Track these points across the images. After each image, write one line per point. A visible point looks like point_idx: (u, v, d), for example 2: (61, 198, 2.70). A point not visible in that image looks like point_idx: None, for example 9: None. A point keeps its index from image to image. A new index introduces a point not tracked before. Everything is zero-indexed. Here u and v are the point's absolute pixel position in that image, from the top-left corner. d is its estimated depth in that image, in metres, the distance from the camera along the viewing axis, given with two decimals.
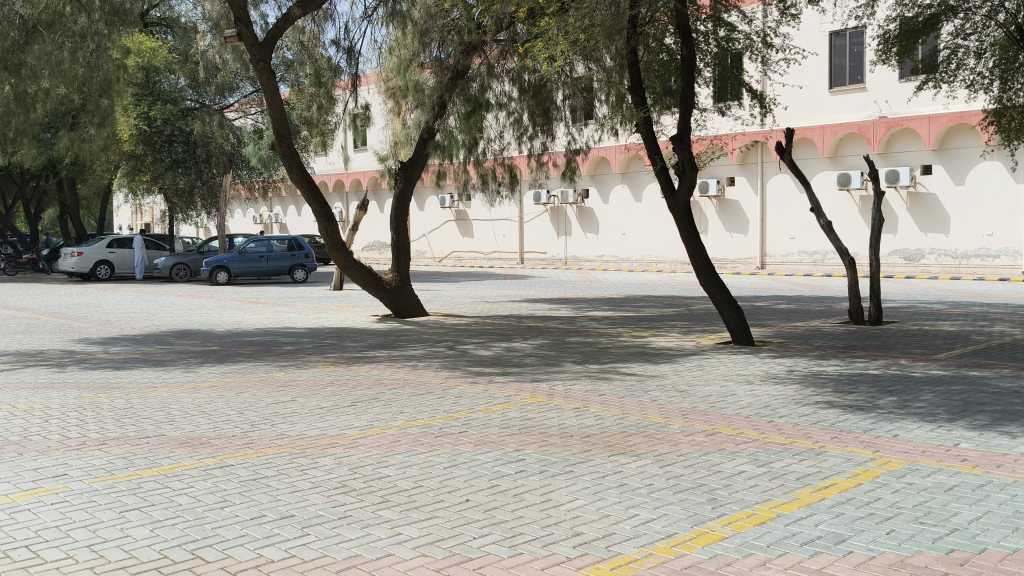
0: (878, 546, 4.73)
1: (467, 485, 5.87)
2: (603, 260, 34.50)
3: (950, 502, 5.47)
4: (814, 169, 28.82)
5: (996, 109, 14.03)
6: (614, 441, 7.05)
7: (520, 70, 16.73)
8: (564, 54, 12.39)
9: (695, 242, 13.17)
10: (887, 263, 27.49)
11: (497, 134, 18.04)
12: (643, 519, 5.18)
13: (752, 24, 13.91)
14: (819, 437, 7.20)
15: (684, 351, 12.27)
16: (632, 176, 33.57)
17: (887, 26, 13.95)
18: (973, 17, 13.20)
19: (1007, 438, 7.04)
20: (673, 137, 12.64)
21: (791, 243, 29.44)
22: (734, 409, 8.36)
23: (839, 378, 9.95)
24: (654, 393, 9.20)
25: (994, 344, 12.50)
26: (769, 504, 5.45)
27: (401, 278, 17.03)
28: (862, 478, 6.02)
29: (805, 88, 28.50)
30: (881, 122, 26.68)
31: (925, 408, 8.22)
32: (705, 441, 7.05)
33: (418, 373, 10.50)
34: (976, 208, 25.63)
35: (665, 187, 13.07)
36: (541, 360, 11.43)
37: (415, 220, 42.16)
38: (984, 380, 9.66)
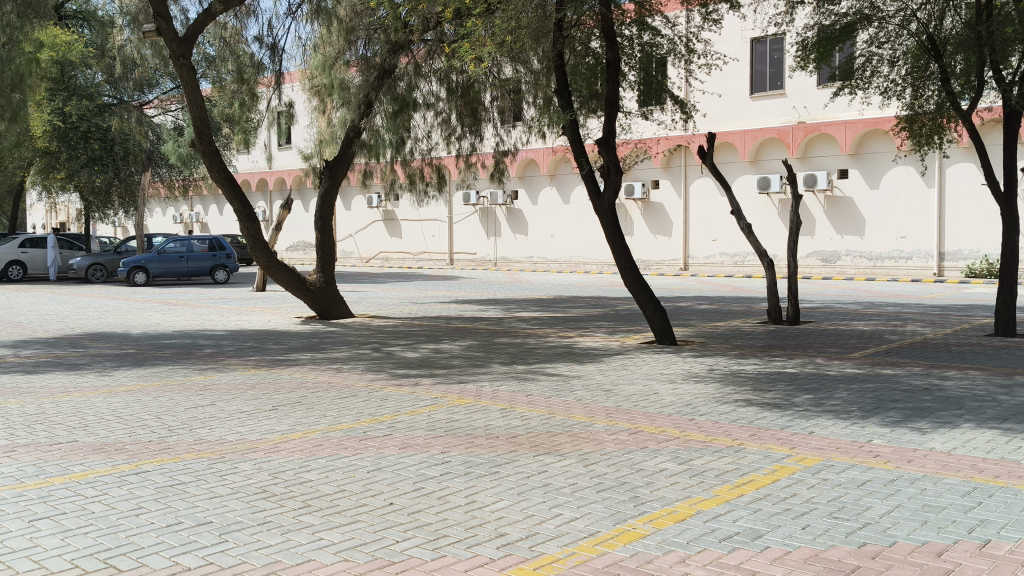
0: (793, 541, 4.84)
1: (391, 488, 5.81)
2: (532, 261, 34.67)
3: (863, 497, 5.62)
4: (735, 173, 29.45)
5: (908, 115, 14.32)
6: (539, 441, 7.07)
7: (447, 70, 16.69)
8: (491, 55, 12.44)
9: (619, 243, 13.28)
10: (806, 264, 28.17)
11: (425, 134, 17.88)
12: (566, 519, 5.19)
13: (675, 29, 14.10)
14: (738, 434, 7.34)
15: (608, 351, 12.39)
16: (560, 177, 33.76)
17: (805, 34, 14.36)
18: (887, 26, 13.73)
19: (917, 434, 7.29)
20: (599, 140, 12.71)
21: (712, 244, 30.03)
22: (658, 407, 8.47)
23: (758, 377, 10.17)
24: (580, 393, 9.26)
25: (905, 343, 12.92)
26: (690, 501, 5.53)
27: (326, 278, 16.79)
28: (778, 474, 6.16)
29: (726, 94, 29.10)
30: (800, 127, 27.40)
31: (839, 406, 8.45)
32: (628, 440, 7.11)
33: (343, 376, 10.38)
34: (890, 212, 26.50)
35: (591, 189, 13.15)
36: (467, 361, 11.39)
37: (340, 220, 41.67)
38: (895, 378, 9.98)
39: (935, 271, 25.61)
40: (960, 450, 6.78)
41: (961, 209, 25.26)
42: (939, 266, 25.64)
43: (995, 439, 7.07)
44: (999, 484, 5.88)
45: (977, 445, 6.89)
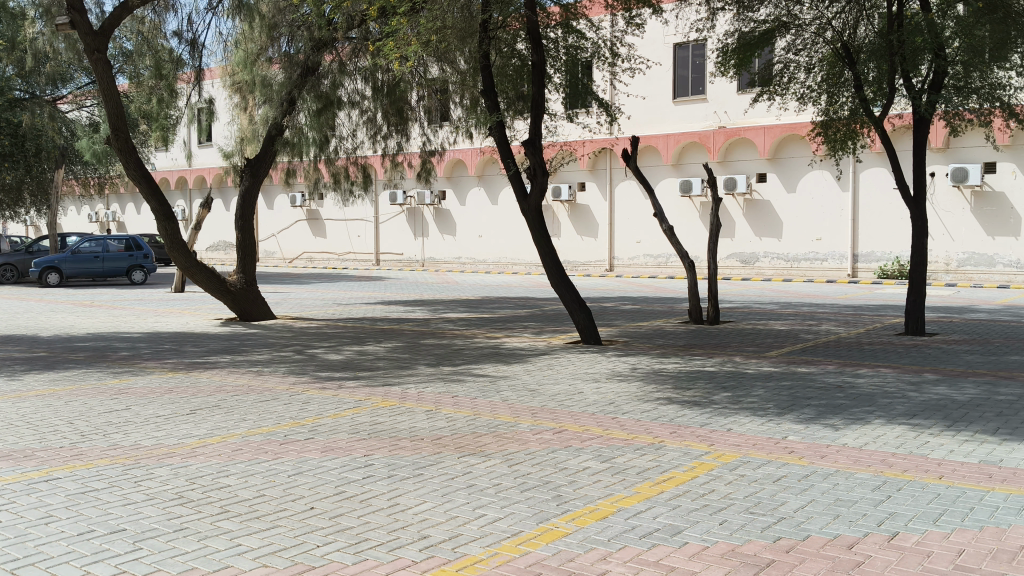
0: (711, 536, 4.93)
1: (312, 492, 5.73)
2: (459, 262, 34.64)
3: (778, 492, 5.77)
4: (658, 176, 29.93)
5: (823, 121, 14.74)
6: (464, 442, 7.07)
7: (372, 69, 16.57)
8: (416, 55, 12.39)
9: (544, 244, 13.34)
10: (725, 266, 28.78)
11: (350, 132, 17.74)
12: (489, 519, 5.20)
13: (599, 33, 14.23)
14: (659, 432, 7.46)
15: (534, 351, 12.46)
16: (487, 178, 33.80)
17: (726, 40, 14.62)
18: (803, 33, 14.08)
19: (830, 431, 7.51)
20: (525, 141, 12.72)
21: (637, 246, 30.43)
22: (582, 407, 8.53)
23: (680, 375, 10.35)
24: (505, 393, 9.29)
25: (820, 342, 13.32)
26: (612, 498, 5.60)
27: (247, 279, 16.49)
28: (697, 471, 6.27)
29: (649, 98, 29.52)
30: (720, 131, 28.03)
31: (757, 403, 8.66)
32: (553, 440, 7.15)
33: (264, 378, 10.20)
34: (807, 215, 27.22)
35: (517, 190, 13.16)
36: (391, 363, 11.31)
37: (262, 219, 40.97)
38: (810, 376, 10.28)
39: (849, 271, 26.43)
40: (871, 445, 7.01)
41: (874, 212, 26.11)
42: (853, 267, 26.46)
43: (904, 434, 7.33)
44: (907, 477, 6.10)
45: (887, 440, 7.14)
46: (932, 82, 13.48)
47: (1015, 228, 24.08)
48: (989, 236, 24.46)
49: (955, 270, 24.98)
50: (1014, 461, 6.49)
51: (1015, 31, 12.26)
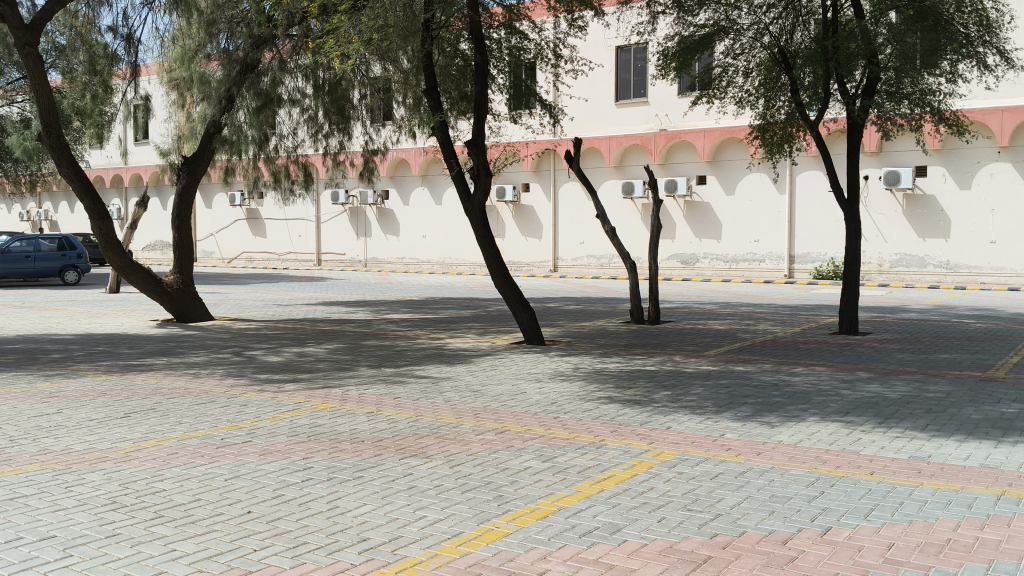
0: (649, 533, 4.99)
1: (249, 496, 5.65)
2: (403, 262, 34.47)
3: (716, 489, 5.86)
4: (601, 178, 30.16)
5: (761, 124, 14.95)
6: (405, 444, 7.04)
7: (313, 66, 16.38)
8: (357, 53, 12.31)
9: (487, 243, 13.34)
10: (666, 267, 29.10)
11: (290, 130, 17.51)
12: (429, 521, 5.18)
13: (542, 34, 14.27)
14: (600, 431, 7.52)
15: (477, 352, 12.46)
16: (430, 178, 33.68)
17: (667, 44, 14.75)
18: (741, 38, 14.35)
19: (766, 428, 7.65)
20: (468, 141, 12.67)
21: (580, 247, 30.61)
22: (524, 407, 8.55)
23: (621, 374, 10.44)
24: (448, 394, 9.27)
25: (758, 340, 13.56)
26: (553, 498, 5.62)
27: (184, 280, 16.19)
28: (637, 469, 6.33)
29: (591, 100, 29.73)
30: (661, 134, 28.35)
31: (696, 402, 8.79)
32: (495, 440, 7.16)
33: (201, 381, 10.02)
34: (745, 217, 27.66)
35: (461, 190, 13.12)
36: (332, 365, 11.19)
37: (201, 219, 40.24)
38: (748, 374, 10.46)
39: (786, 272, 26.94)
40: (806, 442, 7.15)
41: (809, 214, 26.65)
42: (790, 268, 26.95)
43: (837, 431, 7.50)
44: (839, 473, 6.24)
45: (820, 437, 7.30)
46: (864, 87, 13.77)
47: (944, 229, 24.79)
48: (920, 237, 25.16)
49: (888, 270, 25.64)
50: (942, 456, 6.68)
51: (944, 39, 12.59)
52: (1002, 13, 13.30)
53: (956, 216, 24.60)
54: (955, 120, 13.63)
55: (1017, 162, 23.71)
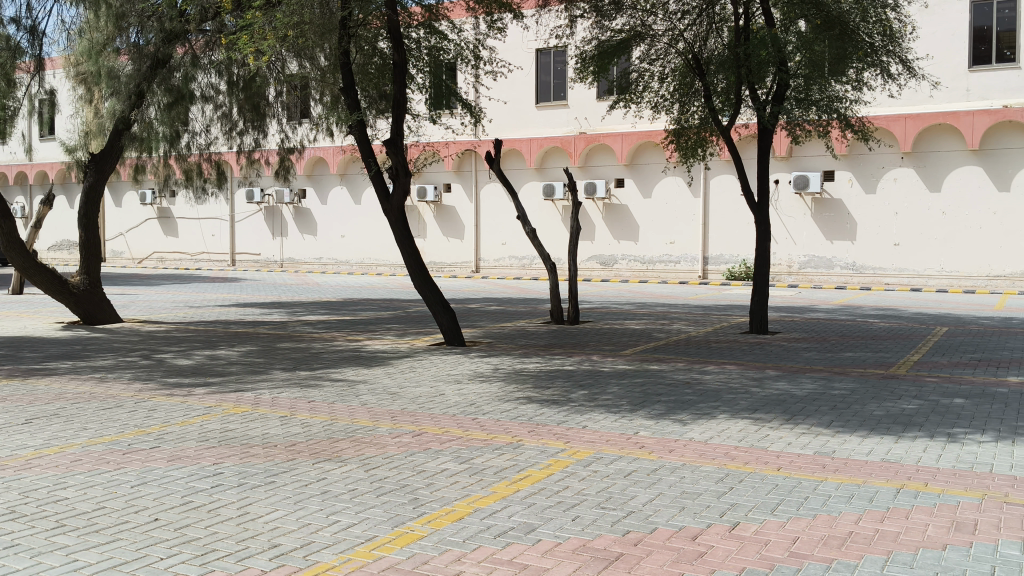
0: (563, 532, 5.04)
1: (157, 503, 5.51)
2: (320, 262, 34.06)
3: (629, 486, 5.96)
4: (521, 179, 30.33)
5: (676, 129, 15.22)
6: (320, 448, 6.96)
7: (227, 62, 16.08)
8: (272, 50, 12.12)
9: (407, 244, 13.27)
10: (586, 268, 29.38)
11: (203, 127, 17.10)
12: (342, 525, 5.13)
13: (461, 35, 14.28)
14: (517, 431, 7.57)
15: (395, 353, 12.39)
16: (349, 177, 33.32)
17: (584, 48, 14.88)
18: (656, 43, 14.62)
19: (679, 426, 7.81)
20: (386, 141, 12.56)
21: (502, 248, 30.70)
22: (442, 408, 8.55)
23: (539, 374, 10.52)
24: (364, 396, 9.20)
25: (672, 340, 13.83)
26: (468, 499, 5.63)
27: (91, 281, 15.70)
28: (552, 469, 6.39)
29: (511, 102, 29.87)
30: (581, 138, 28.68)
31: (612, 400, 8.92)
32: (411, 442, 7.14)
33: (107, 385, 9.71)
34: (662, 219, 28.16)
35: (380, 190, 12.99)
36: (246, 368, 10.98)
37: (109, 218, 38.99)
38: (662, 373, 10.67)
39: (700, 273, 27.51)
40: (716, 439, 7.33)
41: (723, 217, 27.27)
42: (704, 269, 27.55)
43: (746, 428, 7.70)
44: (747, 469, 6.41)
45: (730, 434, 7.48)
46: (775, 94, 14.15)
47: (850, 232, 25.68)
48: (828, 239, 26.01)
49: (797, 272, 26.41)
50: (846, 451, 6.92)
51: (850, 48, 12.99)
52: (904, 24, 13.83)
53: (861, 219, 25.50)
54: (860, 126, 14.12)
55: (919, 167, 24.67)
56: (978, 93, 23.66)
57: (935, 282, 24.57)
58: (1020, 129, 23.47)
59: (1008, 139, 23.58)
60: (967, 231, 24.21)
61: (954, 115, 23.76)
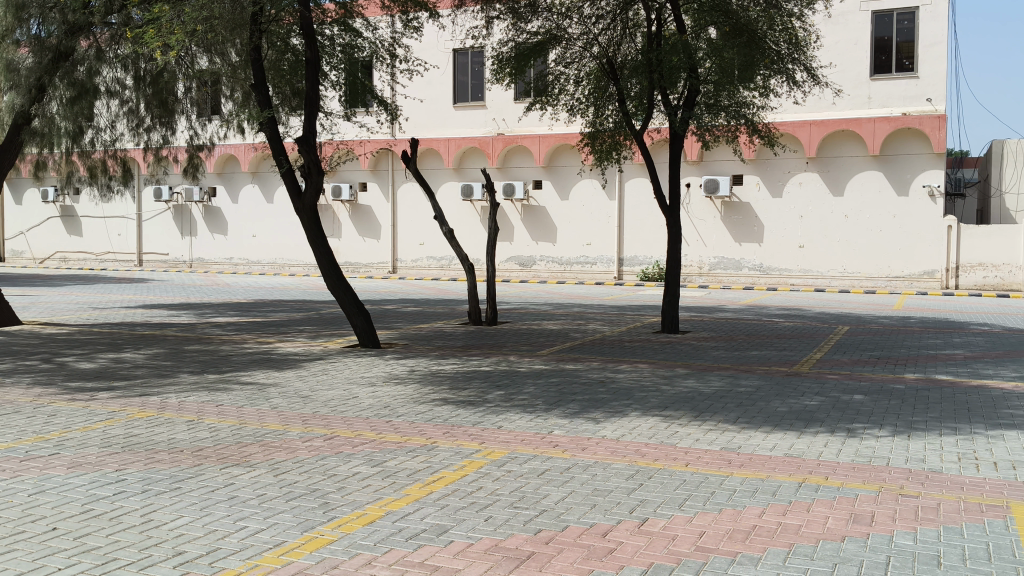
0: (475, 533, 5.06)
1: (55, 512, 5.32)
2: (232, 263, 33.39)
3: (542, 485, 6.01)
4: (439, 179, 30.26)
5: (590, 132, 15.37)
6: (228, 453, 6.82)
7: (134, 56, 15.56)
8: (179, 44, 11.85)
9: (319, 244, 13.09)
10: (504, 269, 29.47)
11: (108, 123, 16.44)
12: (251, 531, 5.05)
13: (376, 33, 14.17)
14: (431, 433, 7.55)
15: (309, 356, 12.23)
16: (262, 176, 32.68)
17: (501, 49, 14.93)
18: (571, 46, 14.79)
19: (592, 424, 7.91)
20: (298, 138, 12.36)
21: (419, 248, 30.59)
22: (356, 411, 8.47)
23: (455, 376, 10.51)
24: (275, 400, 9.05)
25: (587, 339, 14.00)
26: (380, 502, 5.60)
27: None
28: (466, 469, 6.40)
29: (427, 101, 29.80)
30: (500, 138, 28.80)
31: (527, 400, 8.98)
32: (323, 446, 7.06)
33: (3, 391, 9.31)
34: (578, 221, 28.48)
35: (291, 189, 12.78)
36: (152, 371, 10.68)
37: (8, 216, 37.44)
38: (578, 372, 10.80)
39: (616, 275, 27.92)
40: (628, 436, 7.45)
41: (637, 219, 27.73)
42: (618, 270, 27.97)
43: (656, 426, 7.85)
44: (657, 466, 6.54)
45: (641, 432, 7.62)
46: (685, 99, 14.43)
47: (758, 235, 26.39)
48: (736, 242, 26.67)
49: (707, 273, 27.02)
50: (750, 447, 7.12)
51: (758, 55, 13.27)
52: (808, 33, 14.28)
53: (768, 221, 26.23)
54: (766, 131, 14.51)
55: (823, 172, 25.51)
56: (879, 100, 24.56)
57: (837, 283, 25.47)
58: (917, 135, 24.45)
59: (907, 145, 24.54)
60: (867, 234, 25.16)
61: (857, 121, 24.67)
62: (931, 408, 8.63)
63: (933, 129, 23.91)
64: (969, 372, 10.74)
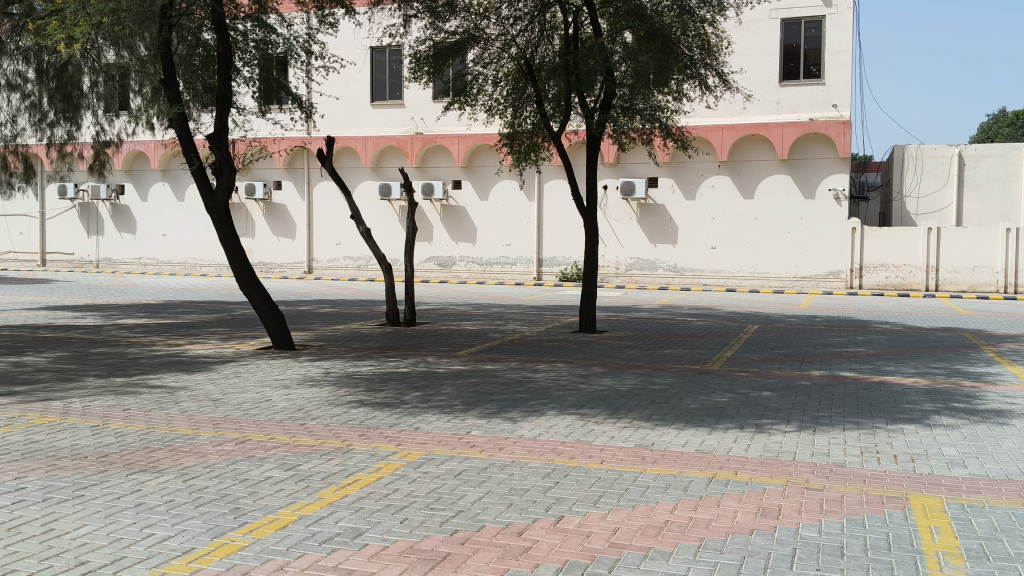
0: (391, 535, 5.02)
1: None
2: (141, 263, 32.46)
3: (458, 486, 6.00)
4: (356, 178, 29.96)
5: (509, 133, 15.38)
6: (135, 458, 6.62)
7: (37, 49, 15.08)
8: (84, 36, 11.48)
9: (231, 244, 12.81)
10: (424, 269, 29.38)
11: (8, 118, 15.99)
12: (158, 538, 4.92)
13: (291, 30, 13.95)
14: (346, 436, 7.47)
15: (221, 358, 11.97)
16: (172, 173, 31.79)
17: (419, 47, 14.87)
18: (489, 47, 14.83)
19: (509, 424, 7.95)
20: (209, 135, 12.05)
21: (336, 248, 30.26)
22: (269, 415, 8.32)
23: (372, 377, 10.43)
24: (185, 403, 8.82)
25: (506, 339, 14.06)
26: (293, 507, 5.51)
27: None
28: (382, 472, 6.35)
29: (343, 99, 29.51)
30: (417, 138, 28.63)
31: (445, 401, 8.96)
32: (234, 450, 6.92)
33: None
34: (497, 221, 28.55)
35: (202, 187, 12.45)
36: (55, 375, 10.31)
37: None
38: (496, 372, 10.82)
39: (535, 275, 28.12)
40: (544, 435, 7.50)
41: (555, 220, 27.94)
42: (538, 270, 28.16)
43: (573, 424, 7.93)
44: (573, 464, 6.61)
45: (557, 430, 7.70)
46: (602, 102, 14.61)
47: (672, 236, 26.89)
48: (651, 243, 27.13)
49: (623, 274, 27.46)
50: (664, 443, 7.26)
51: (672, 60, 13.55)
52: (720, 39, 14.63)
53: (681, 222, 26.77)
54: (679, 135, 14.78)
55: (734, 175, 26.15)
56: (788, 106, 25.32)
57: (748, 283, 26.16)
58: (824, 140, 25.25)
59: (814, 150, 25.32)
60: (776, 235, 25.88)
61: (768, 127, 25.32)
62: (836, 404, 8.92)
63: (838, 135, 24.72)
64: (871, 368, 11.18)
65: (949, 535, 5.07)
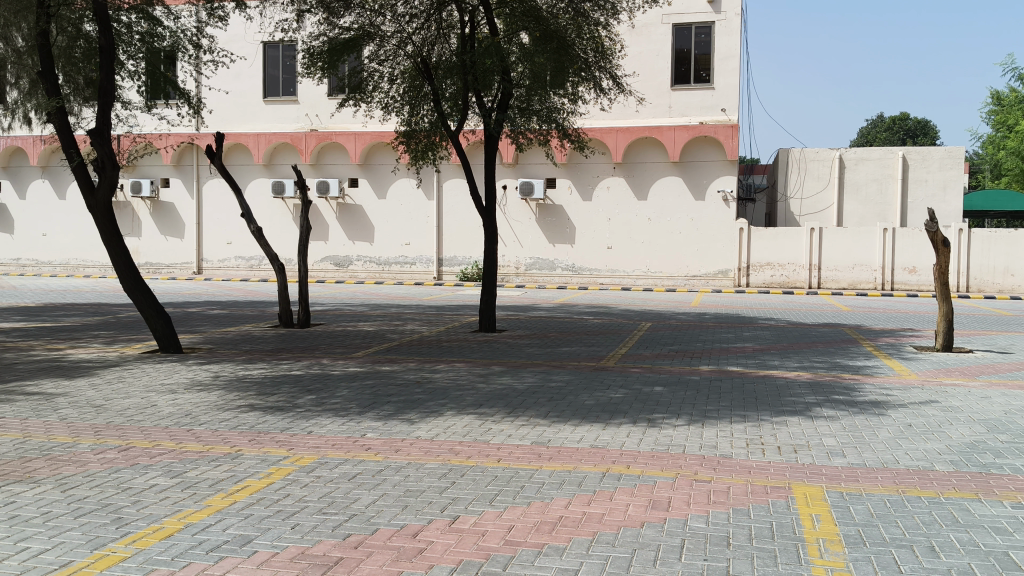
0: (281, 541, 4.93)
1: None
2: (19, 264, 30.95)
3: (352, 489, 5.94)
4: (249, 175, 29.25)
5: (406, 131, 15.37)
6: (9, 469, 6.31)
7: None
8: None
9: (114, 244, 12.32)
10: (320, 268, 28.97)
11: None
12: (33, 552, 4.69)
13: (178, 22, 13.49)
14: (236, 441, 7.29)
15: (103, 363, 11.51)
16: (52, 169, 30.42)
17: (312, 43, 14.65)
18: (386, 44, 14.68)
19: (405, 425, 7.90)
20: (90, 131, 11.54)
21: (227, 248, 29.52)
22: (154, 421, 8.05)
23: (263, 381, 10.21)
24: (65, 411, 8.44)
25: (404, 340, 13.99)
26: (178, 515, 5.34)
27: None
28: (273, 477, 6.22)
29: (234, 94, 28.80)
30: (313, 134, 28.05)
31: (339, 404, 8.85)
32: (117, 458, 6.67)
33: None
34: (395, 221, 28.36)
35: (83, 184, 11.93)
36: None
37: None
38: (392, 373, 10.74)
39: (434, 275, 28.04)
40: (441, 436, 7.50)
41: (453, 219, 27.94)
42: (438, 270, 28.10)
43: (470, 423, 7.95)
44: (469, 463, 6.62)
45: (454, 430, 7.70)
46: (499, 101, 14.68)
47: (570, 236, 27.24)
48: (549, 242, 27.41)
49: (523, 273, 27.62)
50: (559, 440, 7.34)
51: (567, 62, 13.73)
52: (614, 42, 14.89)
53: (578, 222, 27.14)
54: (575, 135, 15.01)
55: (628, 176, 26.66)
56: (679, 109, 26.00)
57: (642, 282, 26.73)
58: (713, 143, 25.98)
59: (704, 152, 26.04)
60: (669, 236, 26.52)
61: (660, 129, 25.91)
62: (723, 399, 9.19)
63: (726, 137, 25.41)
64: (758, 363, 11.58)
65: (829, 522, 5.30)
